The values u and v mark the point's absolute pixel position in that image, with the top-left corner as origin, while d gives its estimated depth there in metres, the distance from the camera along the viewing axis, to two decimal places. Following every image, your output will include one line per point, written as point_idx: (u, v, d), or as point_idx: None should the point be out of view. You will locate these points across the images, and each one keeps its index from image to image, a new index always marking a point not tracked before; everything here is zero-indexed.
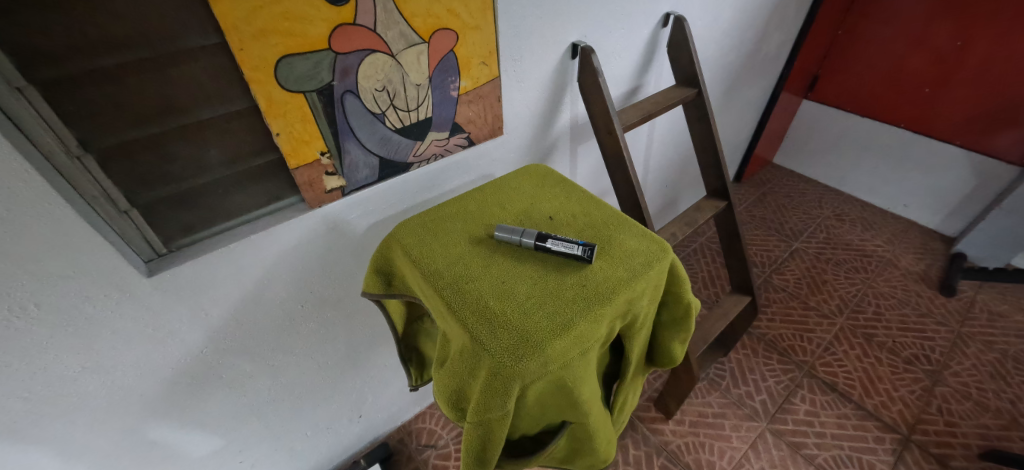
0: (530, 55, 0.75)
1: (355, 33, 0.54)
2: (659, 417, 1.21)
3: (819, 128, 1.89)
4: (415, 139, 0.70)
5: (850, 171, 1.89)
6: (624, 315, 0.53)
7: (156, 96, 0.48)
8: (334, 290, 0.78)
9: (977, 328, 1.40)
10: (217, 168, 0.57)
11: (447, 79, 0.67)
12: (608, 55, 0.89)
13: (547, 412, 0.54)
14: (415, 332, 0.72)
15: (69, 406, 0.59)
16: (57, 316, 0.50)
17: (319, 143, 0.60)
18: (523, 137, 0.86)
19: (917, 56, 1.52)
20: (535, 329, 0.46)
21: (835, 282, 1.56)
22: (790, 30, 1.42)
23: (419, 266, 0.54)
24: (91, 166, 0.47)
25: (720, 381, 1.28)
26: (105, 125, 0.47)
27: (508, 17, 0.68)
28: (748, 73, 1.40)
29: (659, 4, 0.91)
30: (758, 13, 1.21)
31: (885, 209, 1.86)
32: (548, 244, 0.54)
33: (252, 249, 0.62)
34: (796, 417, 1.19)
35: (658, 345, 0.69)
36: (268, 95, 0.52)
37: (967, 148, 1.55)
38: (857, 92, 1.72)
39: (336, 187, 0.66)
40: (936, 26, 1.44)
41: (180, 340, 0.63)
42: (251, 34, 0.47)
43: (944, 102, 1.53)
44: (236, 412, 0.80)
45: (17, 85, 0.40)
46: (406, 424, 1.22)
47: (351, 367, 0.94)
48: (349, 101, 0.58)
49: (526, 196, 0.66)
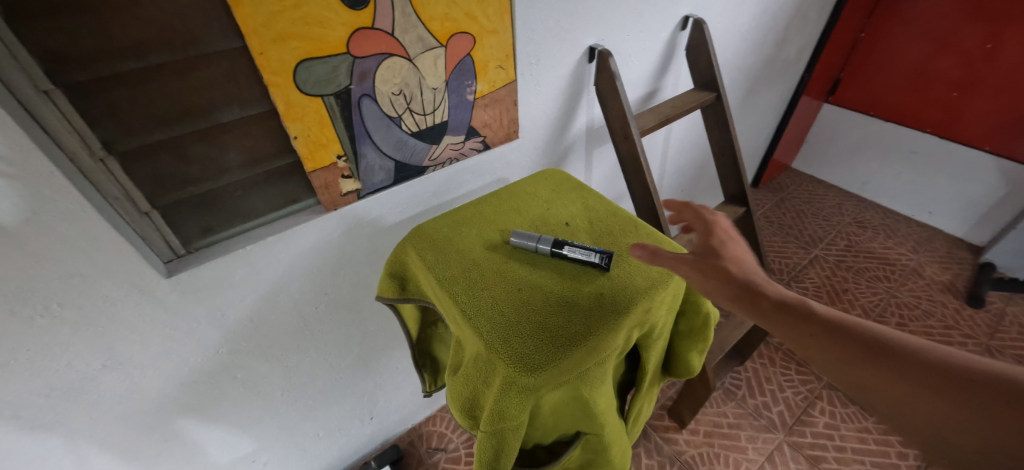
0: (547, 59, 0.75)
1: (373, 36, 0.54)
2: (673, 426, 1.19)
3: (840, 133, 1.84)
4: (431, 143, 0.70)
5: (873, 177, 1.84)
6: (641, 325, 0.52)
7: (177, 100, 0.48)
8: (347, 293, 0.78)
9: (1007, 341, 1.34)
10: (236, 171, 0.57)
11: (463, 82, 0.67)
12: (626, 58, 0.88)
13: (562, 422, 0.53)
14: (429, 338, 0.72)
15: (89, 403, 0.60)
16: (79, 315, 0.51)
17: (336, 146, 0.60)
18: (539, 141, 0.86)
19: (944, 59, 1.47)
20: (550, 339, 0.45)
21: (856, 291, 1.52)
22: (812, 32, 1.38)
23: (434, 271, 0.53)
24: (115, 168, 0.48)
25: (736, 391, 1.25)
26: (129, 128, 0.47)
27: (525, 20, 0.68)
28: (767, 76, 1.37)
29: (678, 7, 0.89)
30: (779, 15, 1.18)
31: (908, 216, 1.81)
32: (565, 251, 0.54)
33: (268, 251, 0.63)
34: (815, 429, 1.16)
35: (676, 355, 0.67)
36: (287, 99, 0.52)
37: (996, 155, 1.49)
38: (881, 96, 1.67)
39: (352, 191, 0.66)
40: (964, 28, 1.40)
41: (197, 339, 0.64)
42: (271, 38, 0.48)
43: (972, 108, 1.47)
44: (248, 412, 0.80)
45: (43, 88, 0.41)
46: (417, 426, 1.22)
47: (364, 369, 0.94)
48: (366, 104, 0.58)
49: (542, 201, 0.65)
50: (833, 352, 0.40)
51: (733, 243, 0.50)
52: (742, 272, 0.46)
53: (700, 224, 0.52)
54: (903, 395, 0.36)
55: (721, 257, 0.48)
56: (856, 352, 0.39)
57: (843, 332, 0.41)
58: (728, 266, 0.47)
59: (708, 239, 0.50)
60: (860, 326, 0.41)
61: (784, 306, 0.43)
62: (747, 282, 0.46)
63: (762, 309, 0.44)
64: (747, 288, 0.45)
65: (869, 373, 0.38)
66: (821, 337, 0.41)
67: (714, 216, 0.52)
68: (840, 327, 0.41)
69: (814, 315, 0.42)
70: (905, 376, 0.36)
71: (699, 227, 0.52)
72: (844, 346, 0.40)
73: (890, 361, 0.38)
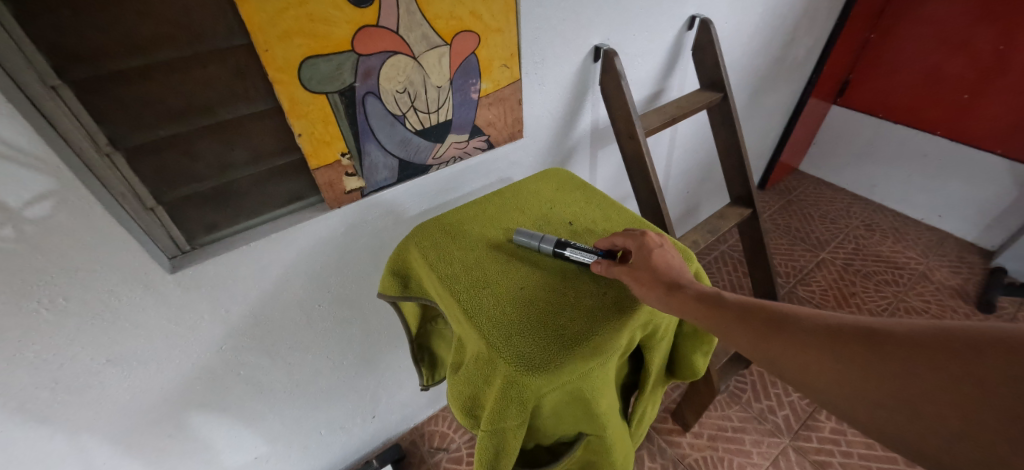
0: (551, 58, 0.74)
1: (377, 34, 0.54)
2: (676, 430, 1.18)
3: (848, 135, 1.82)
4: (435, 141, 0.69)
5: (881, 179, 1.82)
6: (644, 326, 0.51)
7: (182, 96, 0.49)
8: (351, 291, 0.78)
9: None
10: (241, 167, 0.58)
11: (468, 81, 0.67)
12: (631, 58, 0.87)
13: (564, 422, 0.53)
14: (428, 334, 0.71)
15: (93, 397, 0.60)
16: (84, 309, 0.52)
17: (340, 144, 0.60)
18: (543, 140, 0.85)
19: (956, 60, 1.45)
20: (553, 338, 0.45)
21: (863, 295, 1.50)
22: (821, 32, 1.37)
23: (436, 268, 0.53)
24: (120, 163, 0.48)
25: (741, 395, 1.24)
26: (135, 124, 0.48)
27: (530, 19, 0.68)
28: (774, 78, 1.36)
29: (684, 7, 0.89)
30: (788, 15, 1.17)
31: (918, 219, 1.79)
32: (567, 252, 0.53)
33: (272, 248, 0.63)
34: (821, 434, 1.14)
35: (680, 357, 0.66)
36: (291, 96, 0.52)
37: (1009, 158, 1.46)
38: (890, 98, 1.65)
39: (355, 188, 0.66)
40: (976, 30, 1.38)
41: (201, 335, 0.64)
42: (276, 35, 0.48)
43: (984, 110, 1.45)
44: (250, 408, 0.80)
45: (51, 84, 0.41)
46: (419, 426, 1.22)
47: (367, 367, 0.94)
48: (371, 102, 0.58)
49: (545, 200, 0.65)
50: (748, 335, 0.41)
51: (661, 251, 0.50)
52: (666, 272, 0.47)
53: (630, 241, 0.52)
54: (813, 367, 0.36)
55: (651, 261, 0.48)
56: (768, 333, 0.40)
57: (747, 311, 0.42)
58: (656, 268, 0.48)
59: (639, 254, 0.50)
60: (770, 307, 0.42)
61: (701, 296, 0.44)
62: (669, 280, 0.47)
63: (684, 301, 0.44)
64: (671, 284, 0.46)
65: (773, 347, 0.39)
66: (736, 323, 0.42)
67: (641, 231, 0.53)
68: (751, 312, 0.42)
69: (729, 303, 0.44)
70: (800, 343, 0.38)
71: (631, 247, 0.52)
72: (759, 327, 0.41)
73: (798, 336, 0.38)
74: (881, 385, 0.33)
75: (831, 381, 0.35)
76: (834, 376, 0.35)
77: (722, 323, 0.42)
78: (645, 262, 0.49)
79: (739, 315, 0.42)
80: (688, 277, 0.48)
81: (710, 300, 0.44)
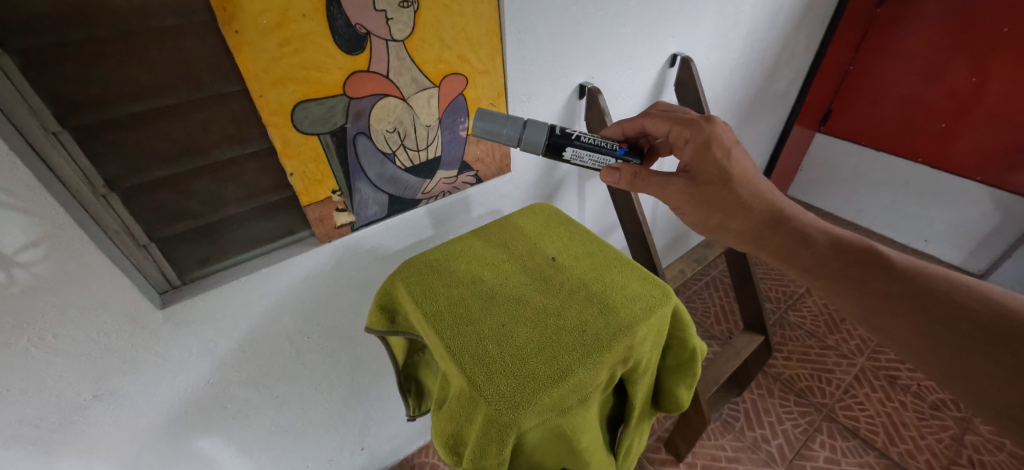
0: (538, 95, 0.78)
1: (368, 79, 0.57)
2: (669, 459, 1.16)
3: (833, 162, 1.88)
4: (424, 177, 0.72)
5: (867, 205, 1.86)
6: (625, 361, 0.52)
7: (178, 139, 0.51)
8: (340, 324, 0.78)
9: None
10: (233, 204, 0.59)
11: (456, 120, 0.70)
12: (615, 95, 0.91)
13: (546, 459, 0.53)
14: (416, 365, 0.71)
15: (78, 433, 0.60)
16: (73, 346, 0.52)
17: (331, 182, 0.62)
18: (531, 173, 0.88)
19: (933, 91, 1.50)
20: (533, 376, 0.46)
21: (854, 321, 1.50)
22: (801, 66, 1.43)
23: (421, 306, 0.54)
24: (116, 204, 0.50)
25: (734, 423, 1.23)
26: (131, 166, 0.49)
27: (516, 61, 0.71)
28: (757, 109, 1.41)
29: (666, 46, 0.93)
30: (766, 51, 1.22)
31: (905, 243, 1.83)
32: (568, 154, 0.57)
33: (261, 282, 0.64)
34: (816, 464, 1.13)
35: (664, 390, 0.67)
36: (284, 138, 0.55)
37: (988, 184, 1.51)
38: (871, 127, 1.70)
39: (346, 223, 0.67)
40: (952, 61, 1.43)
41: (188, 369, 0.64)
42: (270, 82, 0.50)
43: (963, 138, 1.50)
44: (236, 443, 0.79)
45: (52, 130, 0.43)
46: (410, 457, 1.20)
47: (356, 399, 0.93)
48: (361, 141, 0.61)
49: (529, 236, 0.67)
50: (856, 281, 0.49)
51: (736, 153, 0.57)
52: (776, 211, 0.56)
53: (687, 131, 0.59)
54: (905, 323, 0.45)
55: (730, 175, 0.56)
56: (878, 287, 0.48)
57: (867, 259, 0.50)
58: (738, 193, 0.55)
59: (717, 161, 0.56)
60: (892, 263, 0.49)
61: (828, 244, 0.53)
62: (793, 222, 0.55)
63: (800, 237, 0.54)
64: (775, 219, 0.55)
65: (878, 292, 0.48)
66: (854, 272, 0.50)
67: (709, 120, 0.59)
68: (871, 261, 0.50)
69: (848, 250, 0.51)
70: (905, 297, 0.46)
71: (689, 137, 0.59)
72: (868, 276, 0.49)
73: (909, 294, 0.46)
74: (963, 351, 0.42)
75: (910, 333, 0.45)
76: (919, 333, 0.45)
77: (839, 264, 0.51)
78: (715, 173, 0.56)
79: (858, 264, 0.50)
80: (810, 219, 0.56)
81: (832, 246, 0.52)
